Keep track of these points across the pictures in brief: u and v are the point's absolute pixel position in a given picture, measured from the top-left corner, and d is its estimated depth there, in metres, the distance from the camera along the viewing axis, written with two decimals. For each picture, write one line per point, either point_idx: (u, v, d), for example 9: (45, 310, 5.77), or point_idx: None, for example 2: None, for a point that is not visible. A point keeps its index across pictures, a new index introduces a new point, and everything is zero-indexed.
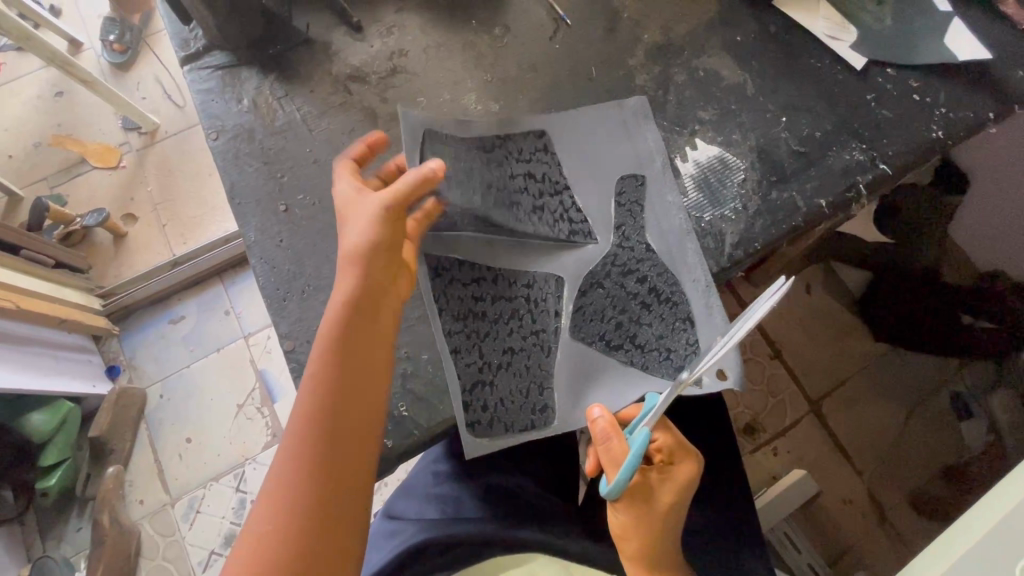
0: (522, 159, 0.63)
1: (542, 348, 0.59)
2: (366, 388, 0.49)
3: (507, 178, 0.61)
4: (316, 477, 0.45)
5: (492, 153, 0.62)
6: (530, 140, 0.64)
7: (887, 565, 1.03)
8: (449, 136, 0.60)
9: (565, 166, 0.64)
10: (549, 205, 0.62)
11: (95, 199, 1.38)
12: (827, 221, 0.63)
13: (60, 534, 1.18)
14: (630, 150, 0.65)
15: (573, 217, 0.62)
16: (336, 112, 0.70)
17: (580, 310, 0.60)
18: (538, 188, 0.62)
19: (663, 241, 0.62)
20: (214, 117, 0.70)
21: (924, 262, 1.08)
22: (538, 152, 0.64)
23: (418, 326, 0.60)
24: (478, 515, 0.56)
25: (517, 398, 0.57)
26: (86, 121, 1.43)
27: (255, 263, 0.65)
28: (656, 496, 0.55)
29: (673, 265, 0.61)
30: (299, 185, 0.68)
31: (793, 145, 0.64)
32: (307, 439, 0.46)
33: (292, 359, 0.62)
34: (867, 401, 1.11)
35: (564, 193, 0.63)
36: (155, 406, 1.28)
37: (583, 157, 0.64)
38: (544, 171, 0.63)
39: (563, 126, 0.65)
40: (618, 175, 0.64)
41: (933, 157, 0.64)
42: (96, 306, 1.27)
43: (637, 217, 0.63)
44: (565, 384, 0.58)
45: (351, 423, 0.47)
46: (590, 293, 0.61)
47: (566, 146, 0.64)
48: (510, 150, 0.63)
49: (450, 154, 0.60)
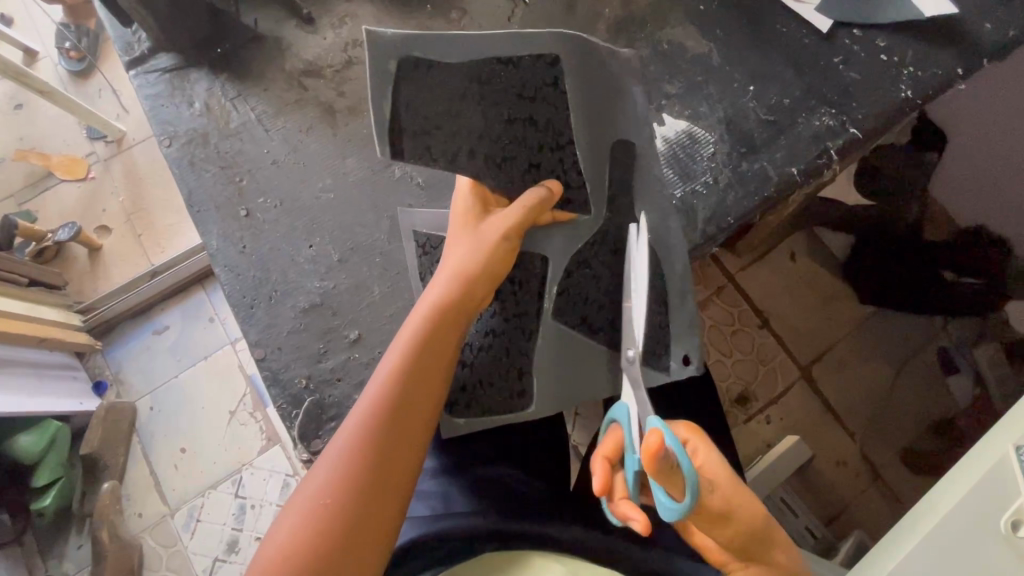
0: (527, 96, 0.52)
1: (523, 333, 0.59)
2: (431, 396, 0.49)
3: (504, 124, 0.52)
4: (372, 455, 0.45)
5: (488, 87, 0.51)
6: (539, 65, 0.51)
7: (881, 520, 1.05)
8: (435, 59, 0.48)
9: (575, 113, 0.54)
10: (546, 164, 0.55)
11: (66, 214, 1.35)
12: (798, 190, 0.63)
13: (61, 552, 1.18)
14: (630, 106, 0.55)
15: (572, 181, 0.56)
16: (292, 110, 0.68)
17: (563, 292, 0.59)
18: (540, 139, 0.54)
19: (653, 214, 0.57)
20: (166, 123, 0.68)
21: (906, 221, 1.09)
22: (546, 86, 0.52)
23: (392, 325, 0.62)
24: (468, 509, 0.56)
25: (495, 383, 0.59)
26: (50, 133, 1.39)
27: (219, 272, 0.64)
28: (713, 471, 0.45)
29: (660, 244, 0.56)
30: (258, 188, 0.66)
31: (762, 115, 0.63)
32: (367, 430, 0.45)
33: (264, 368, 0.62)
34: (855, 363, 1.12)
35: (566, 149, 0.55)
36: (145, 419, 1.27)
37: (586, 116, 0.54)
38: (547, 116, 0.53)
39: (578, 61, 0.52)
40: (614, 138, 0.56)
41: (903, 118, 0.63)
42: (76, 322, 1.25)
43: (629, 187, 0.57)
44: (545, 367, 0.59)
45: (411, 425, 0.47)
46: (575, 274, 0.59)
47: (574, 91, 0.53)
48: (514, 83, 0.52)
49: (441, 87, 0.49)
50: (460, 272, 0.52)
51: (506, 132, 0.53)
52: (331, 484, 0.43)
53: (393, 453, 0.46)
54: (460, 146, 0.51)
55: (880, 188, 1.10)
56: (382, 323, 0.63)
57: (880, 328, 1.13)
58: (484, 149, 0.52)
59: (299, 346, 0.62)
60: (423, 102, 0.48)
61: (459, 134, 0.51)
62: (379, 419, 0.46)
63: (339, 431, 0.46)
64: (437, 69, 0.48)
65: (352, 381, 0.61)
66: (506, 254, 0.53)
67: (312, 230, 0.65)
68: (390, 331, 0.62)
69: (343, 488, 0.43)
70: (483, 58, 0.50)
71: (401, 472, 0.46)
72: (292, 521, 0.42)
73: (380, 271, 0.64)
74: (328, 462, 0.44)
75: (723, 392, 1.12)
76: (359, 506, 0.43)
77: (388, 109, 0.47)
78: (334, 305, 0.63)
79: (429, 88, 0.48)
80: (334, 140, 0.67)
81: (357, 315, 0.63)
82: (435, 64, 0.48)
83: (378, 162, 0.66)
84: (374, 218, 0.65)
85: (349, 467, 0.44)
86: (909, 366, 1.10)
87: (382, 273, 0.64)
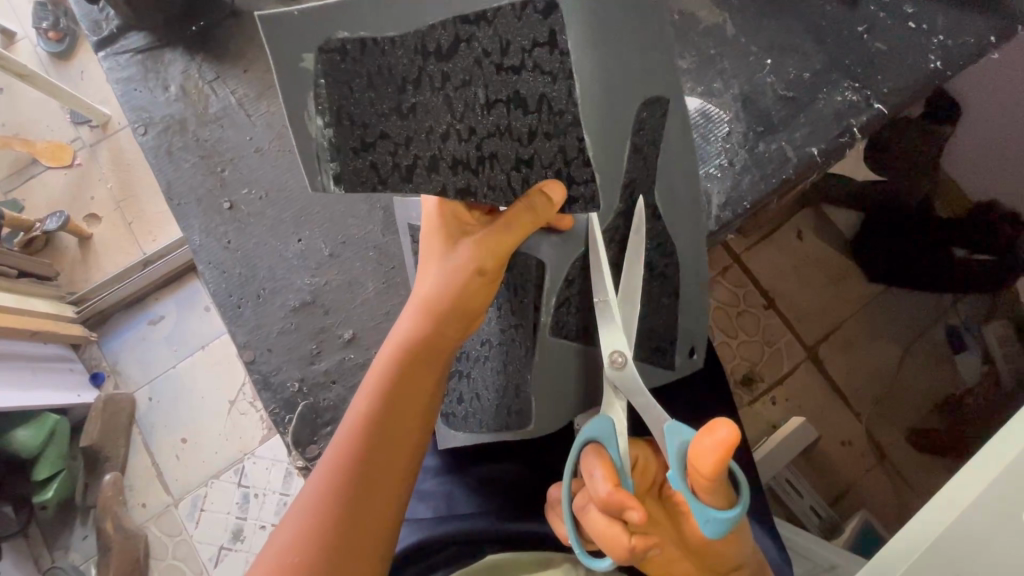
0: (507, 68, 0.40)
1: (521, 346, 0.57)
2: (408, 436, 0.46)
3: (477, 113, 0.42)
4: (342, 501, 0.42)
5: (450, 64, 0.39)
6: (526, 16, 0.39)
7: (886, 502, 1.04)
8: (365, 39, 0.36)
9: (583, 80, 0.44)
10: (541, 154, 0.46)
11: (54, 202, 1.32)
12: (818, 170, 0.59)
13: (67, 544, 1.18)
14: (654, 62, 0.49)
15: (576, 176, 0.49)
16: (275, 93, 0.64)
17: (564, 304, 0.55)
18: (532, 124, 0.44)
19: (669, 202, 0.55)
20: (140, 109, 0.65)
21: (917, 197, 1.04)
22: (530, 50, 0.40)
23: (387, 322, 0.60)
24: (472, 510, 0.55)
25: (491, 398, 0.57)
26: (33, 118, 1.35)
27: (203, 270, 0.62)
28: None
29: (674, 230, 0.56)
30: (242, 178, 0.63)
31: (780, 90, 0.60)
32: (335, 478, 0.43)
33: (255, 370, 0.60)
34: (862, 343, 1.10)
35: (569, 132, 0.46)
36: (144, 410, 1.25)
37: (601, 80, 0.46)
38: (541, 93, 0.43)
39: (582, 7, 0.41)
40: (642, 99, 0.50)
41: (930, 91, 0.59)
42: (69, 313, 1.22)
43: (649, 166, 0.53)
44: (543, 385, 0.56)
45: (386, 471, 0.44)
46: (576, 282, 0.55)
47: (583, 50, 0.43)
48: (490, 47, 0.39)
49: (379, 79, 0.38)
50: (432, 306, 0.48)
51: (481, 123, 0.42)
52: (298, 533, 0.41)
53: (366, 503, 0.43)
54: (418, 154, 0.42)
55: (892, 163, 1.06)
56: (377, 320, 0.61)
57: (887, 305, 1.10)
58: (452, 151, 0.43)
59: (291, 346, 0.60)
60: (360, 107, 0.38)
61: (416, 140, 0.41)
62: (352, 466, 0.43)
63: (311, 477, 0.44)
64: (374, 54, 0.37)
65: (347, 383, 0.60)
66: (486, 281, 0.48)
67: (301, 222, 0.63)
68: (385, 328, 0.60)
69: (315, 542, 0.41)
70: (438, 20, 0.37)
71: (377, 516, 0.43)
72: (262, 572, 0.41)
73: (375, 266, 0.62)
74: (298, 511, 0.43)
75: (729, 373, 1.10)
76: (333, 559, 0.41)
77: (309, 121, 0.37)
78: (326, 303, 0.61)
79: (364, 83, 0.37)
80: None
81: (352, 312, 0.61)
82: (370, 50, 0.36)
83: None
84: (366, 209, 0.63)
85: (321, 520, 0.42)
86: (917, 344, 1.08)
87: (378, 267, 0.62)
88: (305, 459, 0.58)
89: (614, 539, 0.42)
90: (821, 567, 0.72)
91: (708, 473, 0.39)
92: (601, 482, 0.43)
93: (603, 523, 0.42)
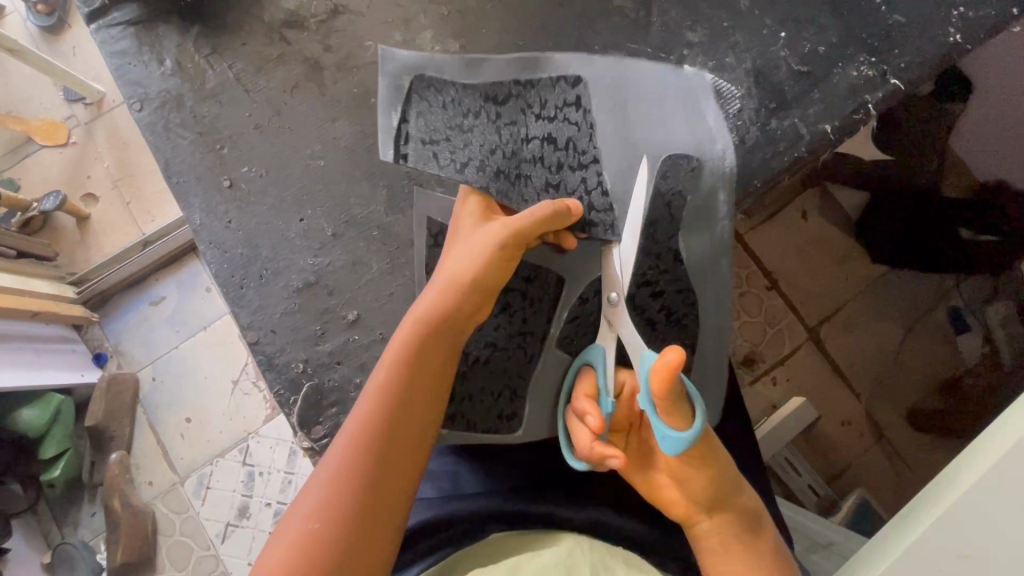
0: (542, 117, 0.55)
1: (525, 352, 0.57)
2: (425, 403, 0.47)
3: (518, 140, 0.54)
4: (365, 465, 0.42)
5: (502, 107, 0.55)
6: (559, 87, 0.55)
7: (884, 480, 1.05)
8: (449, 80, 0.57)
9: (603, 126, 0.55)
10: (566, 182, 0.55)
11: (51, 181, 1.30)
12: (831, 148, 0.58)
13: (76, 520, 1.20)
14: (685, 124, 0.54)
15: (596, 203, 0.54)
16: (273, 67, 0.63)
17: (575, 321, 0.56)
18: (559, 157, 0.55)
19: (699, 246, 0.54)
20: (134, 84, 0.63)
21: (923, 177, 1.02)
22: (565, 107, 0.55)
23: (390, 304, 0.60)
24: (477, 490, 0.55)
25: (487, 399, 0.56)
26: (25, 96, 1.32)
27: (204, 250, 0.61)
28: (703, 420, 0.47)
29: (700, 283, 0.53)
30: (242, 156, 0.62)
31: (794, 65, 0.58)
32: (357, 443, 0.43)
33: (258, 352, 0.60)
34: (864, 324, 1.10)
35: (590, 168, 0.54)
36: (149, 390, 1.26)
37: (625, 127, 0.54)
38: (569, 134, 0.55)
39: (602, 76, 0.55)
40: (664, 153, 0.53)
41: (949, 65, 0.58)
42: (70, 295, 1.22)
43: (674, 214, 0.53)
44: (539, 392, 0.56)
45: (406, 438, 0.45)
46: (592, 302, 0.56)
47: (606, 109, 0.55)
48: (533, 103, 0.56)
49: (454, 106, 0.56)
50: (454, 284, 0.49)
51: (520, 151, 0.54)
52: (320, 499, 0.41)
53: (386, 470, 0.43)
54: (469, 158, 0.53)
55: (899, 142, 1.03)
56: (380, 302, 0.60)
57: (890, 287, 1.09)
58: (496, 164, 0.53)
59: (292, 328, 0.60)
60: (435, 118, 0.55)
61: (471, 144, 0.54)
62: (375, 433, 0.44)
63: (331, 447, 0.44)
64: (453, 94, 0.56)
65: (352, 364, 0.59)
66: (505, 262, 0.50)
67: (302, 202, 0.62)
68: (388, 311, 0.60)
69: (339, 507, 0.40)
70: (499, 83, 0.56)
71: (398, 479, 0.43)
72: (282, 543, 0.39)
73: (378, 246, 0.61)
74: (321, 477, 0.42)
75: (732, 354, 1.10)
76: (357, 526, 0.40)
77: (398, 123, 0.55)
78: (330, 284, 0.61)
79: (442, 106, 0.56)
80: (321, 101, 0.63)
81: (354, 293, 0.60)
82: (447, 85, 0.57)
83: (371, 125, 0.62)
84: (369, 187, 0.62)
85: (344, 486, 0.41)
86: (919, 325, 1.08)
87: (380, 248, 0.61)
88: (311, 441, 0.58)
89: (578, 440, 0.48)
90: (820, 544, 0.73)
91: (655, 396, 0.41)
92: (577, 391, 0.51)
93: (576, 428, 0.49)
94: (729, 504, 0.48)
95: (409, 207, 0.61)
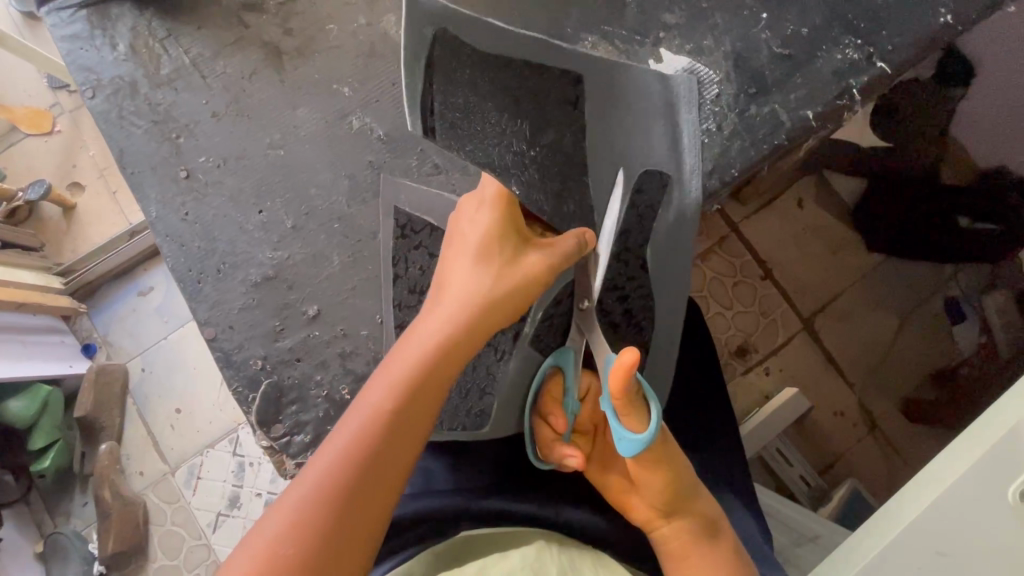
0: (551, 110, 0.52)
1: (493, 351, 0.56)
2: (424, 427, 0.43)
3: (527, 134, 0.51)
4: (351, 491, 0.39)
5: (516, 93, 0.51)
6: (566, 83, 0.53)
7: (876, 471, 1.04)
8: (469, 45, 0.49)
9: (599, 127, 0.54)
10: (563, 184, 0.53)
11: (34, 169, 1.28)
12: (814, 136, 0.56)
13: (67, 510, 1.20)
14: (663, 135, 0.56)
15: (580, 206, 0.54)
16: (232, 52, 0.62)
17: (547, 322, 0.55)
18: (560, 157, 0.53)
19: (664, 249, 0.56)
20: (88, 70, 0.62)
21: (924, 164, 1.00)
22: (569, 105, 0.53)
23: (354, 299, 0.59)
24: (447, 486, 0.54)
25: (453, 399, 0.57)
26: (7, 83, 1.30)
27: (161, 243, 0.60)
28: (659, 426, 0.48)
29: (658, 288, 0.56)
30: (199, 145, 0.61)
31: (775, 48, 0.56)
32: (345, 464, 0.39)
33: (216, 348, 0.59)
34: (859, 314, 1.08)
35: (583, 171, 0.54)
36: (138, 381, 1.25)
37: (615, 133, 0.54)
38: (570, 135, 0.53)
39: (599, 74, 0.54)
40: (640, 168, 0.55)
41: (940, 47, 0.55)
42: (57, 285, 1.21)
43: (643, 223, 0.55)
44: (506, 391, 0.55)
45: (390, 479, 0.40)
46: (563, 304, 0.54)
47: (600, 110, 0.54)
48: (542, 93, 0.52)
49: (472, 82, 0.48)
50: (467, 302, 0.46)
51: (527, 143, 0.51)
52: (296, 520, 0.37)
53: (364, 503, 0.39)
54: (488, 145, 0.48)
55: (897, 129, 1.01)
56: (343, 296, 0.59)
57: (885, 276, 1.07)
58: (511, 156, 0.50)
59: (251, 324, 0.59)
60: (455, 92, 0.47)
61: (488, 132, 0.49)
62: (367, 455, 0.40)
63: (315, 461, 0.40)
64: (470, 70, 0.49)
65: (313, 360, 0.58)
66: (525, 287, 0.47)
67: (261, 193, 0.60)
68: (351, 306, 0.59)
69: (313, 533, 0.37)
70: (518, 62, 0.51)
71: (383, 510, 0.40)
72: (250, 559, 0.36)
73: (340, 238, 0.60)
74: (299, 495, 0.38)
75: (722, 345, 1.09)
76: (329, 557, 0.37)
77: (423, 88, 0.46)
78: (290, 277, 0.59)
79: (464, 79, 0.48)
80: (281, 87, 0.61)
81: (315, 288, 0.59)
82: (467, 50, 0.49)
83: (331, 112, 0.61)
84: (330, 177, 0.60)
85: (325, 509, 0.38)
86: (913, 315, 1.06)
87: (342, 240, 0.60)
88: (271, 439, 0.57)
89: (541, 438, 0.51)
90: (804, 537, 0.72)
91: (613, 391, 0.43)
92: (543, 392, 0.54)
93: (540, 428, 0.52)
94: (690, 511, 0.48)
95: (371, 198, 0.60)
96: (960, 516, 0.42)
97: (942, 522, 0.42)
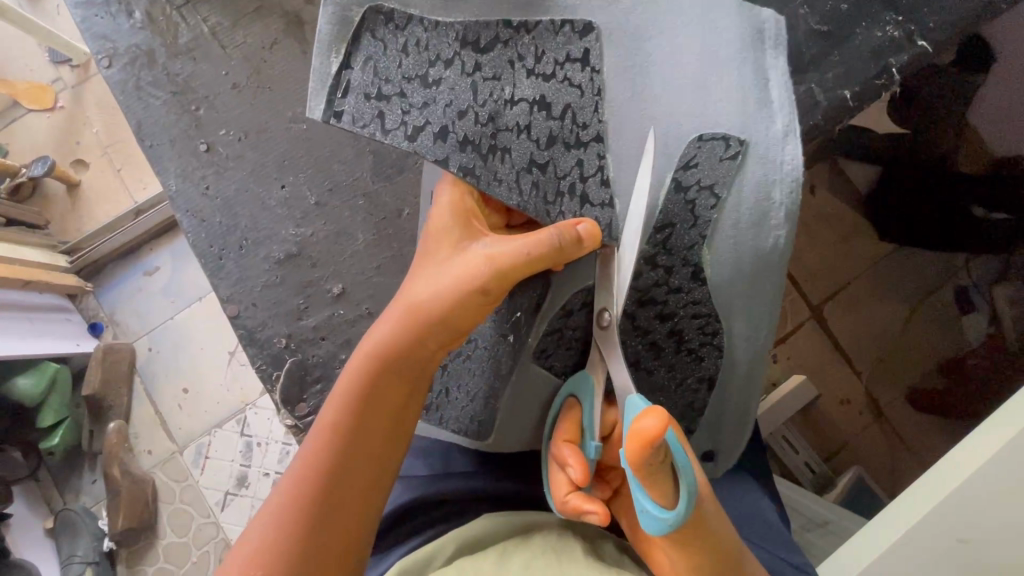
0: (539, 71, 0.50)
1: (507, 357, 0.55)
2: (378, 442, 0.44)
3: (493, 105, 0.49)
4: (307, 512, 0.40)
5: (484, 57, 0.50)
6: (565, 31, 0.51)
7: (881, 461, 1.05)
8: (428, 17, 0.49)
9: (609, 98, 0.52)
10: (558, 161, 0.50)
11: (38, 145, 1.26)
12: (850, 117, 0.55)
13: (77, 487, 1.21)
14: (722, 105, 0.52)
15: (591, 194, 0.50)
16: (250, 21, 0.60)
17: (555, 334, 0.54)
18: (552, 128, 0.50)
19: (727, 243, 0.52)
20: (103, 40, 0.60)
21: (938, 152, 0.96)
22: (564, 62, 0.51)
23: (378, 277, 0.59)
24: (470, 468, 0.55)
25: (461, 400, 0.57)
26: (8, 58, 1.28)
27: (180, 217, 0.59)
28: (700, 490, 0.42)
29: (719, 298, 0.53)
30: (218, 118, 0.60)
31: (814, 24, 0.55)
32: (301, 487, 0.41)
33: (239, 325, 0.58)
34: (871, 303, 1.07)
35: (590, 147, 0.51)
36: (146, 360, 1.25)
37: (646, 107, 0.52)
38: (567, 101, 0.51)
39: (617, 29, 0.52)
40: (695, 133, 0.51)
41: (983, 25, 0.54)
42: (63, 264, 1.20)
43: (697, 216, 0.52)
44: (511, 405, 0.55)
45: (349, 499, 0.42)
46: (576, 315, 0.53)
47: (617, 75, 0.52)
48: (526, 53, 0.50)
49: (424, 51, 0.48)
50: (417, 318, 0.46)
51: (501, 115, 0.49)
52: (263, 542, 0.40)
53: (331, 520, 0.41)
54: (427, 121, 0.47)
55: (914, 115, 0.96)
56: (367, 273, 0.59)
57: (896, 265, 1.07)
58: (465, 130, 0.47)
59: (274, 302, 0.58)
60: (390, 67, 0.48)
61: (428, 108, 0.47)
62: (320, 479, 0.41)
63: (279, 483, 0.42)
64: (417, 32, 0.49)
65: (337, 339, 0.58)
66: (486, 299, 0.46)
67: (283, 168, 0.60)
68: (377, 284, 0.59)
69: (275, 552, 0.39)
70: (488, 23, 0.50)
71: (343, 527, 0.41)
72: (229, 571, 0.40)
73: (365, 216, 0.59)
74: (264, 516, 0.41)
75: None
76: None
77: (338, 69, 0.47)
78: (313, 255, 0.59)
79: (402, 51, 0.48)
80: (304, 58, 0.60)
81: (340, 265, 0.59)
82: (410, 23, 0.49)
83: None
84: (354, 153, 0.60)
85: (285, 531, 0.40)
86: (924, 305, 1.05)
87: (368, 218, 0.60)
88: (295, 418, 0.57)
89: (556, 485, 0.46)
90: (813, 522, 0.73)
91: (631, 461, 0.37)
92: (558, 432, 0.49)
93: (555, 474, 0.47)
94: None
95: (397, 173, 0.60)
96: (986, 507, 0.42)
97: (963, 511, 0.42)
